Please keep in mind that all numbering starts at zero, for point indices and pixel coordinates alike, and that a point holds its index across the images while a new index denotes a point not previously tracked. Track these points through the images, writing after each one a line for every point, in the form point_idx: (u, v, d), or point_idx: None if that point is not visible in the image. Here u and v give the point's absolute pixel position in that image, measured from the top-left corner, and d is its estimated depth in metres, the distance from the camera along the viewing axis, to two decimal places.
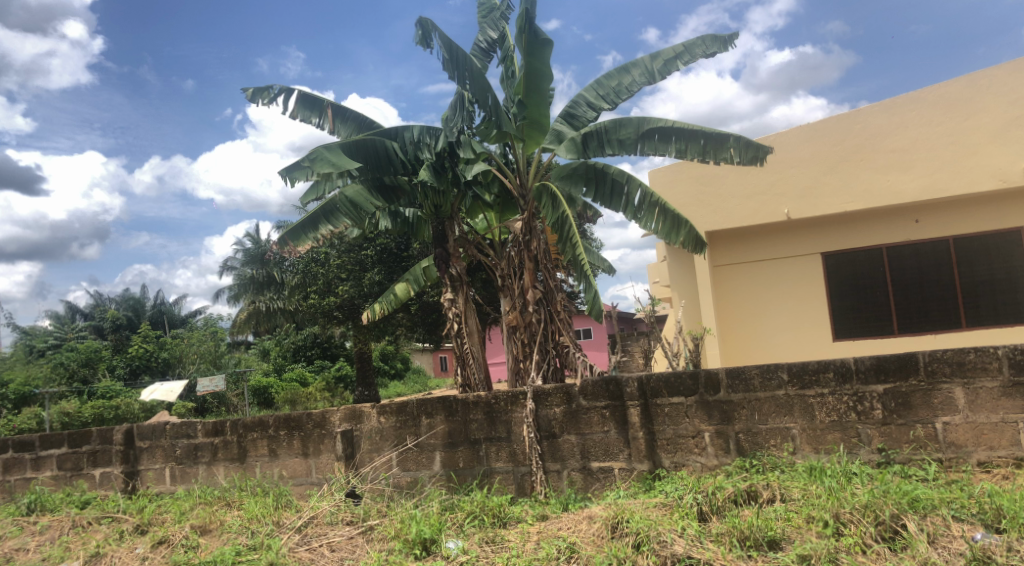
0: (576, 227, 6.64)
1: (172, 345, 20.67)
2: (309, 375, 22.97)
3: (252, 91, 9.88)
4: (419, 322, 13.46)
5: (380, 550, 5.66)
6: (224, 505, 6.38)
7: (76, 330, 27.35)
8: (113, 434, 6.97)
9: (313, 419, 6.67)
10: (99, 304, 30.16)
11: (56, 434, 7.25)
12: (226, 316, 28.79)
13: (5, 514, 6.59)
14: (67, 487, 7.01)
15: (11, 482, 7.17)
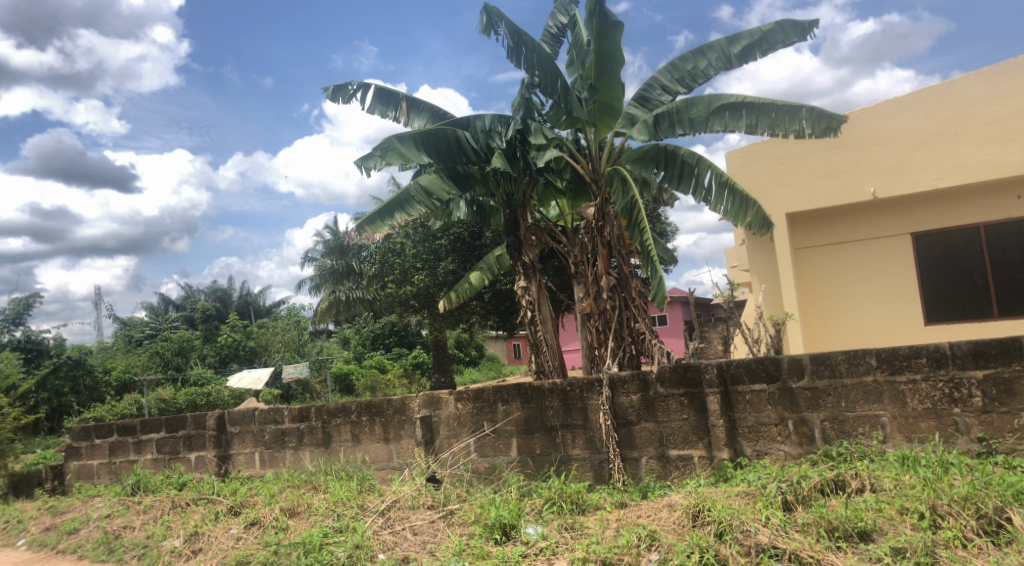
0: (645, 212, 6.35)
1: (258, 334, 21.52)
2: (388, 362, 23.55)
3: (332, 88, 10.15)
4: (492, 311, 13.45)
5: (461, 534, 5.78)
6: (311, 488, 6.60)
7: (171, 321, 28.87)
8: (207, 419, 7.33)
9: (393, 405, 6.83)
10: (189, 295, 31.66)
11: (155, 419, 7.67)
12: (308, 305, 29.76)
13: (113, 494, 7.03)
14: (166, 469, 7.40)
15: (116, 464, 7.61)
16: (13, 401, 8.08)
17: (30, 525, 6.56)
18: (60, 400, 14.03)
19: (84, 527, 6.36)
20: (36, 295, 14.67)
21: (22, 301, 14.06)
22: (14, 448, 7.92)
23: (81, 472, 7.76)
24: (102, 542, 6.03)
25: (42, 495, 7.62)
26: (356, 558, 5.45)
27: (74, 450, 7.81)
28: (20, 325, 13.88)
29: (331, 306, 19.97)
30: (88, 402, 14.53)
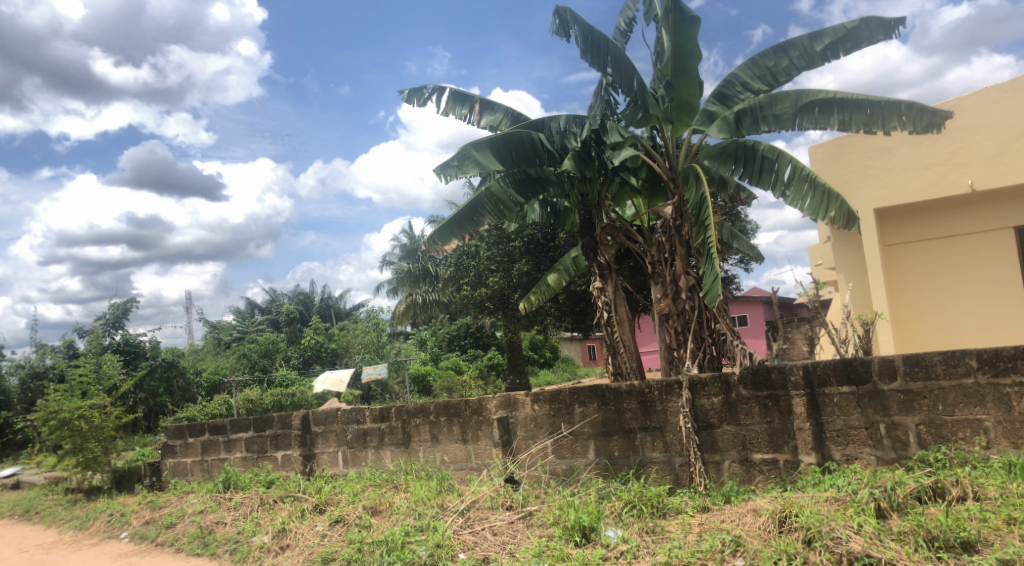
0: (712, 208, 6.01)
1: (339, 337, 21.92)
2: (463, 364, 23.75)
3: (408, 92, 10.33)
4: (567, 312, 13.20)
5: (541, 536, 5.77)
6: (392, 487, 6.71)
7: (257, 324, 29.92)
8: (292, 419, 7.56)
9: (470, 406, 6.89)
10: (273, 298, 32.67)
11: (243, 419, 7.95)
12: (387, 309, 30.29)
13: (206, 491, 7.32)
14: (255, 467, 7.66)
15: (208, 462, 7.91)
16: (115, 400, 8.52)
17: (132, 518, 6.90)
18: (156, 400, 14.69)
19: (181, 521, 6.66)
20: (133, 299, 15.49)
21: (120, 305, 14.84)
22: (116, 445, 8.35)
23: (176, 469, 8.10)
24: (197, 536, 6.32)
25: (142, 490, 8.00)
26: (437, 557, 5.52)
27: (169, 449, 8.17)
28: (119, 328, 14.65)
29: (409, 308, 19.82)
30: (182, 402, 15.16)
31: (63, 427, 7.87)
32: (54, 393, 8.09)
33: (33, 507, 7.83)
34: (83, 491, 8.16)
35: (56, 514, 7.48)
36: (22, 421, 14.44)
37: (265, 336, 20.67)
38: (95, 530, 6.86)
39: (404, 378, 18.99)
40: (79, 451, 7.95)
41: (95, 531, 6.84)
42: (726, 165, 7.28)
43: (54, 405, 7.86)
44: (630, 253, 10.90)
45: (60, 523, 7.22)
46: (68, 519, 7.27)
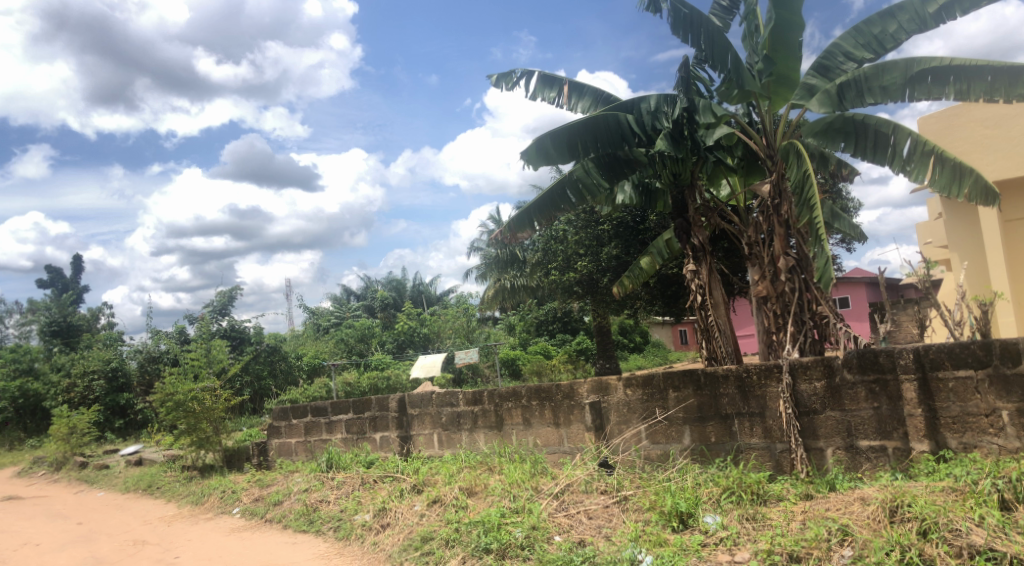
0: (817, 187, 5.84)
1: (432, 321, 22.16)
2: (552, 349, 23.73)
3: (496, 77, 10.41)
4: (658, 295, 13.01)
5: (637, 521, 5.73)
6: (487, 469, 6.80)
7: (353, 310, 30.86)
8: (389, 402, 7.76)
9: (562, 390, 6.90)
10: (368, 284, 33.52)
11: (342, 401, 8.22)
12: (476, 295, 30.57)
13: (310, 470, 7.62)
14: (355, 448, 7.92)
15: (311, 442, 8.21)
16: (224, 383, 8.96)
17: (242, 495, 7.27)
18: (261, 383, 15.38)
19: (287, 499, 6.98)
20: (237, 288, 16.27)
21: (226, 293, 15.63)
22: (226, 426, 8.79)
23: (281, 449, 8.42)
24: (303, 513, 6.64)
25: (250, 468, 8.39)
26: (534, 539, 5.57)
27: (274, 430, 8.52)
28: (225, 315, 15.41)
29: (497, 294, 19.58)
30: (285, 385, 15.80)
31: (178, 408, 8.34)
32: (170, 375, 8.59)
33: (154, 483, 8.36)
34: (198, 469, 8.63)
35: (175, 489, 7.96)
36: (141, 402, 15.44)
37: (361, 322, 21.22)
38: (209, 505, 7.27)
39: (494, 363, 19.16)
40: (193, 431, 8.40)
41: (210, 506, 7.25)
42: (832, 142, 7.02)
43: (170, 387, 8.35)
44: (724, 235, 10.57)
45: (178, 498, 7.68)
46: (185, 494, 7.72)
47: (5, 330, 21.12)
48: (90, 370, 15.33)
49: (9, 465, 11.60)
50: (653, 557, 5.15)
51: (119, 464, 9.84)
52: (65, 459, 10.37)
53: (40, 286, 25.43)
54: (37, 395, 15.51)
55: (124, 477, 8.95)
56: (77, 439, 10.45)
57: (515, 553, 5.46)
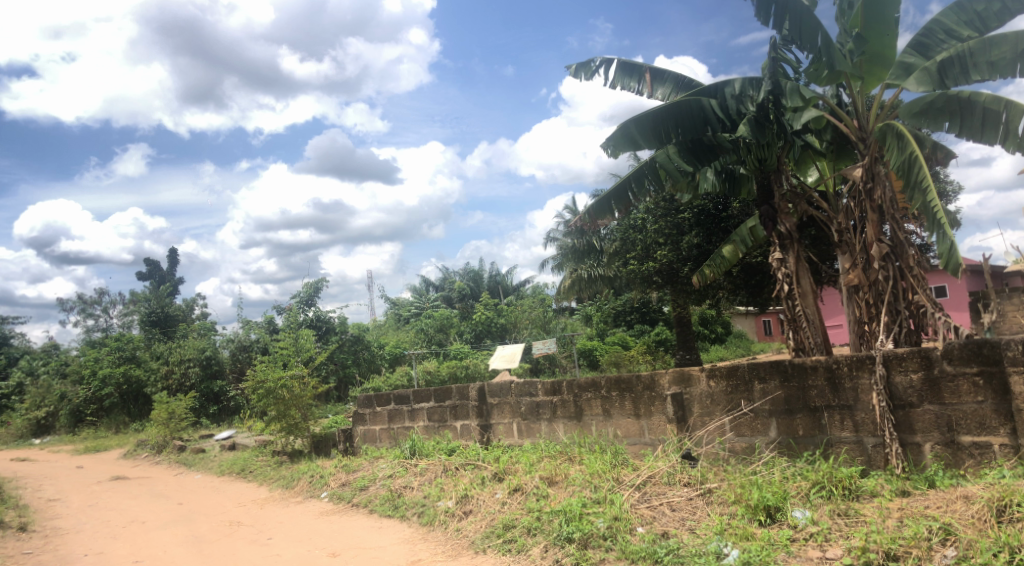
0: (928, 168, 5.76)
1: (509, 312, 22.28)
2: (631, 340, 23.35)
3: (576, 66, 10.51)
4: (742, 285, 12.75)
5: (722, 514, 5.62)
6: (567, 459, 6.81)
7: (432, 301, 31.35)
8: (469, 390, 7.88)
9: (643, 381, 6.84)
10: (445, 275, 33.91)
11: (424, 389, 8.37)
12: (552, 285, 30.41)
13: (394, 456, 7.81)
14: (436, 436, 8.06)
15: (394, 430, 8.38)
16: (312, 371, 9.26)
17: (330, 480, 7.51)
18: (345, 371, 15.79)
19: (372, 485, 7.19)
20: (321, 279, 16.78)
21: (312, 285, 16.14)
22: (313, 412, 9.09)
23: (366, 436, 8.64)
24: (389, 499, 6.84)
25: (337, 454, 8.62)
26: (616, 530, 5.55)
27: (359, 417, 8.73)
28: (311, 305, 15.92)
29: (574, 284, 19.66)
30: (368, 373, 16.16)
31: (268, 395, 8.69)
32: (262, 363, 8.97)
33: (247, 467, 8.72)
34: (288, 454, 8.96)
35: (267, 473, 8.29)
36: (233, 390, 16.12)
37: (440, 312, 21.51)
38: (299, 489, 7.55)
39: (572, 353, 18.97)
40: (283, 417, 8.72)
41: (300, 490, 7.52)
42: (934, 122, 6.66)
43: (261, 374, 8.70)
44: (811, 221, 10.07)
45: (270, 482, 7.99)
46: (276, 478, 8.04)
47: (110, 319, 22.42)
48: (186, 358, 16.10)
49: (116, 446, 12.33)
50: (740, 552, 5.05)
51: (215, 448, 10.30)
52: (166, 442, 10.93)
53: (142, 279, 26.89)
54: (139, 381, 16.42)
55: (219, 461, 9.36)
56: (176, 424, 10.99)
57: (598, 544, 5.46)
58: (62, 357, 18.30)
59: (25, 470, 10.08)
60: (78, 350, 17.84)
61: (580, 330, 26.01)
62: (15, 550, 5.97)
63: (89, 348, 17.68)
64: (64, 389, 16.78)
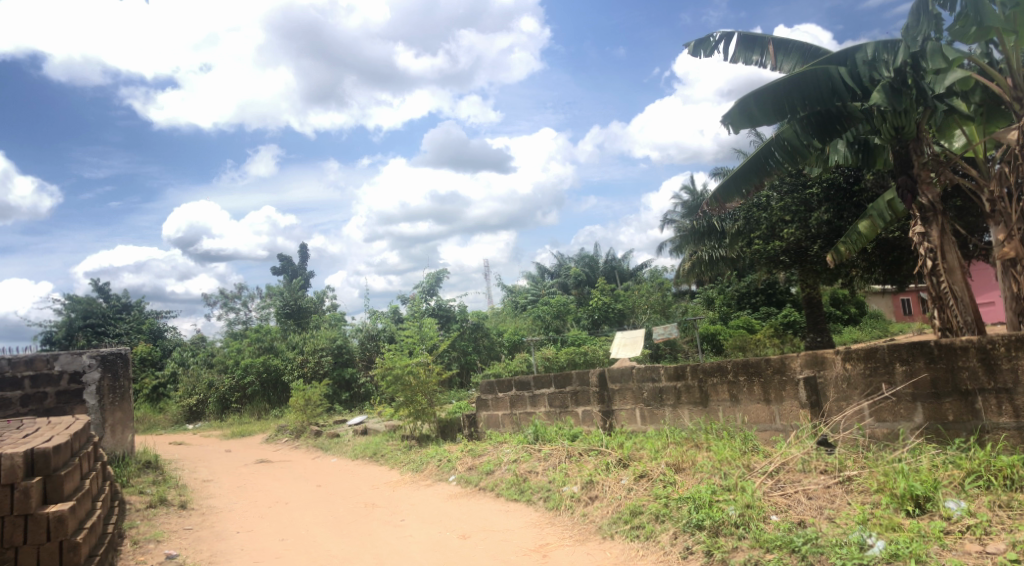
0: None
1: (626, 298, 22.06)
2: (757, 322, 22.29)
3: (695, 43, 10.64)
4: (878, 262, 12.56)
5: (864, 503, 5.33)
6: (694, 446, 6.66)
7: (549, 287, 31.44)
8: (590, 376, 7.88)
9: (772, 365, 6.60)
10: (561, 262, 33.90)
11: (544, 375, 8.43)
12: (670, 269, 29.77)
13: (517, 441, 7.94)
14: (558, 421, 8.11)
15: (516, 415, 8.49)
16: (435, 358, 9.58)
17: (457, 464, 7.75)
18: (467, 357, 16.18)
19: (498, 469, 7.35)
20: (440, 269, 17.22)
21: (433, 274, 16.59)
22: (439, 399, 9.36)
23: (490, 421, 8.78)
24: (514, 483, 6.98)
25: (463, 439, 8.83)
26: (749, 518, 5.39)
27: (482, 402, 8.88)
28: (433, 295, 16.42)
29: (695, 266, 19.62)
30: (488, 360, 16.46)
31: (397, 381, 9.09)
32: (389, 352, 9.38)
33: (379, 451, 9.10)
34: (416, 438, 9.26)
35: (398, 457, 8.63)
36: (363, 377, 16.93)
37: (557, 298, 21.61)
38: (429, 472, 7.82)
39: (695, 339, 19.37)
40: (410, 403, 9.07)
41: (428, 473, 7.79)
42: None
43: (390, 361, 9.11)
44: (957, 192, 10.27)
45: (401, 465, 8.32)
46: (406, 462, 8.37)
47: (249, 313, 23.92)
48: (319, 347, 17.23)
49: (259, 431, 13.18)
50: (886, 543, 4.76)
51: (349, 433, 10.78)
52: (304, 427, 11.59)
53: (277, 274, 28.61)
54: (278, 369, 17.50)
55: (353, 445, 9.81)
56: (312, 410, 11.64)
57: (729, 531, 5.33)
58: (209, 348, 19.79)
59: (184, 452, 11.01)
60: (223, 341, 19.28)
61: (702, 314, 25.34)
62: (178, 525, 6.51)
63: (231, 340, 19.05)
64: (211, 378, 18.03)
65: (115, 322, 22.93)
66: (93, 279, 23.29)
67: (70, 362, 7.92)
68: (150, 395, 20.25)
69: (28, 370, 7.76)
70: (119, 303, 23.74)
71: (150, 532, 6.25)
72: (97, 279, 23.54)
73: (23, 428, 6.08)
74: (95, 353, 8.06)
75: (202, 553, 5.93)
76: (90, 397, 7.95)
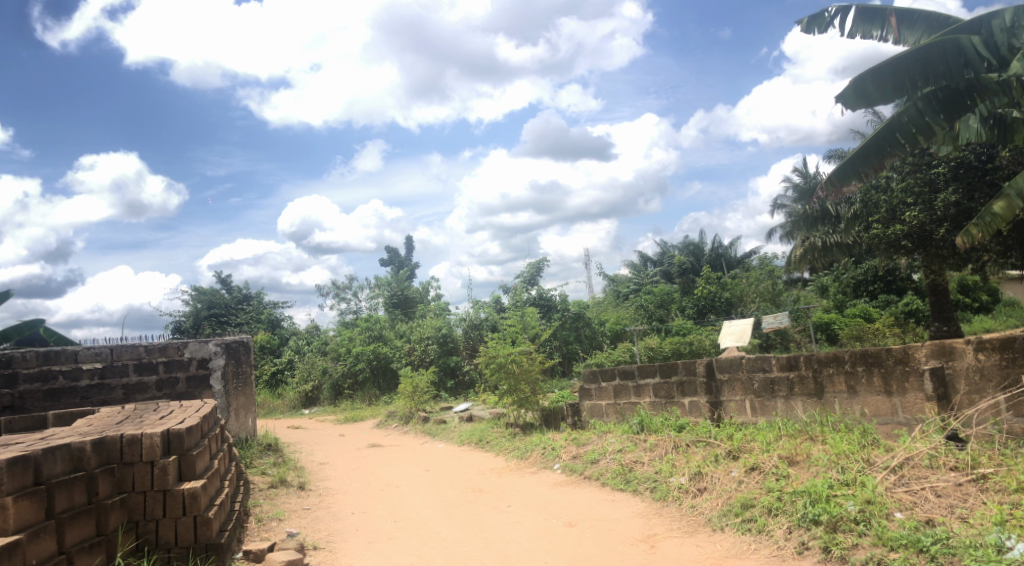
0: None
1: (734, 285, 21.52)
2: (875, 311, 21.10)
3: (809, 20, 10.67)
4: (1014, 245, 11.89)
5: (1001, 503, 4.94)
6: (808, 438, 6.43)
7: (652, 275, 31.04)
8: (697, 366, 7.75)
9: (894, 355, 6.28)
10: (663, 250, 33.47)
11: (648, 365, 8.34)
12: (779, 256, 28.76)
13: (622, 431, 7.91)
14: (664, 412, 8.02)
15: (620, 405, 8.45)
16: (538, 347, 9.69)
17: (561, 452, 7.82)
18: (568, 347, 16.24)
19: (603, 458, 7.36)
20: (540, 258, 17.33)
21: (534, 264, 16.73)
22: (542, 387, 9.43)
23: (593, 410, 8.79)
24: (620, 473, 6.97)
25: (566, 428, 8.88)
26: (870, 514, 5.13)
27: (586, 392, 8.89)
28: (534, 284, 16.54)
29: (807, 252, 20.29)
30: (590, 349, 16.47)
31: (500, 369, 9.29)
32: (493, 341, 9.61)
33: (485, 437, 9.28)
34: (520, 426, 9.40)
35: (502, 444, 8.79)
36: (467, 364, 17.19)
37: (661, 286, 21.37)
38: (533, 460, 7.95)
39: (807, 326, 19.69)
40: (514, 392, 9.23)
41: (533, 461, 7.91)
42: None
43: (493, 350, 9.31)
44: None
45: (506, 452, 8.48)
46: (511, 449, 8.51)
47: (359, 302, 24.86)
48: (425, 336, 17.76)
49: (370, 417, 13.70)
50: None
51: (455, 420, 11.02)
52: (412, 413, 11.95)
53: (385, 265, 29.65)
54: (387, 357, 18.09)
55: (459, 432, 10.03)
56: (419, 397, 11.99)
57: (848, 528, 5.09)
58: (323, 337, 20.78)
59: (301, 436, 11.60)
60: (336, 330, 20.23)
61: (815, 303, 24.56)
62: (297, 504, 6.86)
63: (344, 329, 19.95)
64: (325, 365, 18.91)
65: (236, 312, 24.42)
66: (217, 272, 24.94)
67: (198, 350, 8.54)
68: (269, 380, 21.28)
69: (161, 356, 8.34)
70: (240, 294, 25.28)
71: (273, 511, 6.62)
72: (221, 272, 25.16)
73: (158, 410, 6.54)
74: (220, 341, 8.73)
75: (320, 532, 6.22)
76: (216, 382, 8.58)
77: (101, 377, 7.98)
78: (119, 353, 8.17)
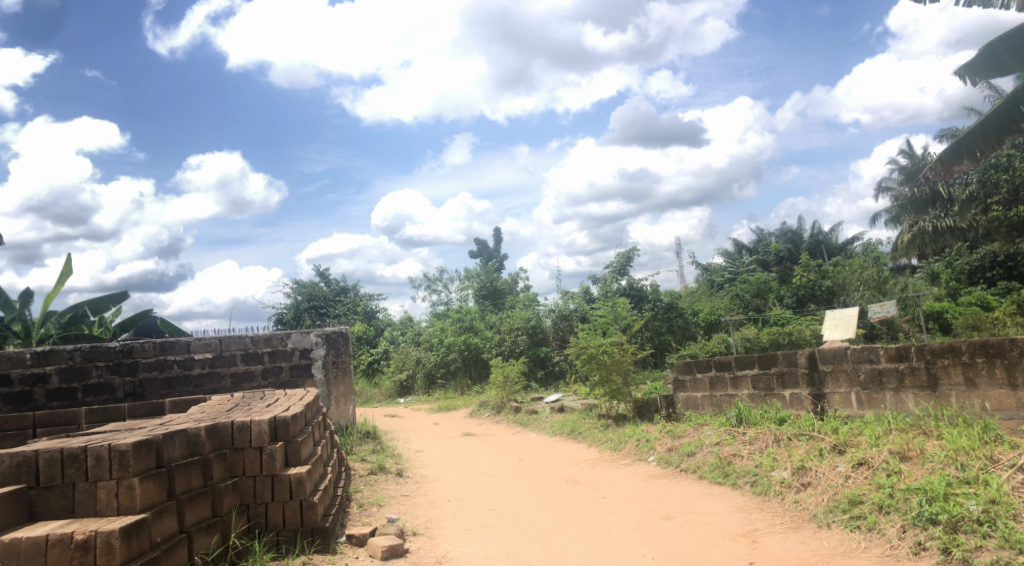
0: None
1: (835, 273, 20.61)
2: (993, 298, 19.74)
3: None
4: None
5: None
6: (921, 433, 6.10)
7: (747, 264, 30.24)
8: (798, 357, 7.50)
9: (1020, 346, 5.90)
10: (760, 238, 32.62)
11: (746, 356, 8.13)
12: (884, 243, 27.38)
13: (719, 423, 7.74)
14: (763, 405, 7.80)
15: (717, 397, 8.27)
16: (630, 338, 9.59)
17: (656, 444, 7.74)
18: (661, 338, 16.11)
19: (700, 451, 7.24)
20: (629, 248, 17.20)
21: (624, 253, 16.55)
22: (634, 379, 9.37)
23: (689, 402, 8.63)
24: (718, 466, 6.84)
25: (660, 420, 8.77)
26: (995, 514, 4.82)
27: (679, 383, 8.74)
28: (625, 274, 16.41)
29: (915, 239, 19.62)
30: (683, 340, 16.28)
31: (591, 360, 9.31)
32: (584, 332, 9.62)
33: (578, 429, 9.31)
34: (613, 417, 9.34)
35: (595, 436, 8.78)
36: (557, 356, 17.27)
37: (757, 275, 20.96)
38: (627, 451, 7.92)
39: (914, 315, 18.91)
40: (606, 383, 9.21)
41: (627, 452, 7.89)
42: None
43: (584, 341, 9.32)
44: None
45: (599, 444, 8.48)
46: (605, 440, 8.49)
47: (450, 294, 25.30)
48: (515, 326, 17.91)
49: (463, 406, 13.91)
50: None
51: (546, 410, 11.04)
52: (503, 403, 12.06)
53: (475, 257, 30.07)
54: (478, 347, 18.31)
55: (551, 422, 10.07)
56: (511, 387, 12.10)
57: (970, 528, 4.81)
58: (416, 328, 21.32)
59: (398, 424, 11.93)
60: (429, 321, 20.71)
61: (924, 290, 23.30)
62: (395, 491, 7.05)
63: (437, 320, 20.40)
64: (419, 355, 19.41)
65: (334, 304, 25.38)
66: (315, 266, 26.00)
67: (300, 340, 8.91)
68: (366, 369, 21.95)
69: (266, 346, 8.71)
70: (338, 287, 26.23)
71: (373, 497, 6.83)
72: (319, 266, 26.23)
73: (265, 398, 6.85)
74: (321, 332, 9.11)
75: (418, 518, 6.36)
76: (317, 371, 8.94)
77: (211, 366, 8.43)
78: (227, 343, 8.57)
